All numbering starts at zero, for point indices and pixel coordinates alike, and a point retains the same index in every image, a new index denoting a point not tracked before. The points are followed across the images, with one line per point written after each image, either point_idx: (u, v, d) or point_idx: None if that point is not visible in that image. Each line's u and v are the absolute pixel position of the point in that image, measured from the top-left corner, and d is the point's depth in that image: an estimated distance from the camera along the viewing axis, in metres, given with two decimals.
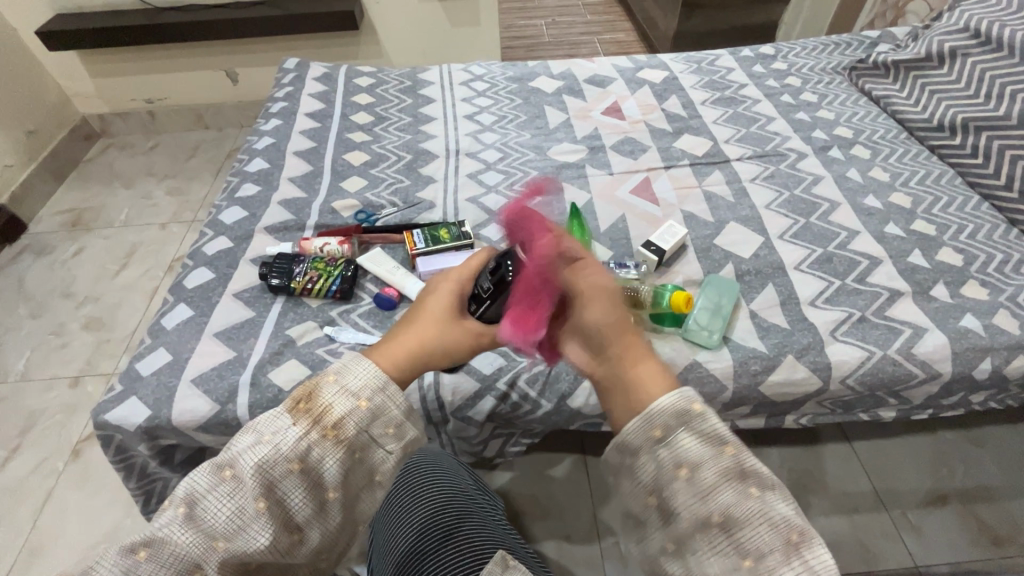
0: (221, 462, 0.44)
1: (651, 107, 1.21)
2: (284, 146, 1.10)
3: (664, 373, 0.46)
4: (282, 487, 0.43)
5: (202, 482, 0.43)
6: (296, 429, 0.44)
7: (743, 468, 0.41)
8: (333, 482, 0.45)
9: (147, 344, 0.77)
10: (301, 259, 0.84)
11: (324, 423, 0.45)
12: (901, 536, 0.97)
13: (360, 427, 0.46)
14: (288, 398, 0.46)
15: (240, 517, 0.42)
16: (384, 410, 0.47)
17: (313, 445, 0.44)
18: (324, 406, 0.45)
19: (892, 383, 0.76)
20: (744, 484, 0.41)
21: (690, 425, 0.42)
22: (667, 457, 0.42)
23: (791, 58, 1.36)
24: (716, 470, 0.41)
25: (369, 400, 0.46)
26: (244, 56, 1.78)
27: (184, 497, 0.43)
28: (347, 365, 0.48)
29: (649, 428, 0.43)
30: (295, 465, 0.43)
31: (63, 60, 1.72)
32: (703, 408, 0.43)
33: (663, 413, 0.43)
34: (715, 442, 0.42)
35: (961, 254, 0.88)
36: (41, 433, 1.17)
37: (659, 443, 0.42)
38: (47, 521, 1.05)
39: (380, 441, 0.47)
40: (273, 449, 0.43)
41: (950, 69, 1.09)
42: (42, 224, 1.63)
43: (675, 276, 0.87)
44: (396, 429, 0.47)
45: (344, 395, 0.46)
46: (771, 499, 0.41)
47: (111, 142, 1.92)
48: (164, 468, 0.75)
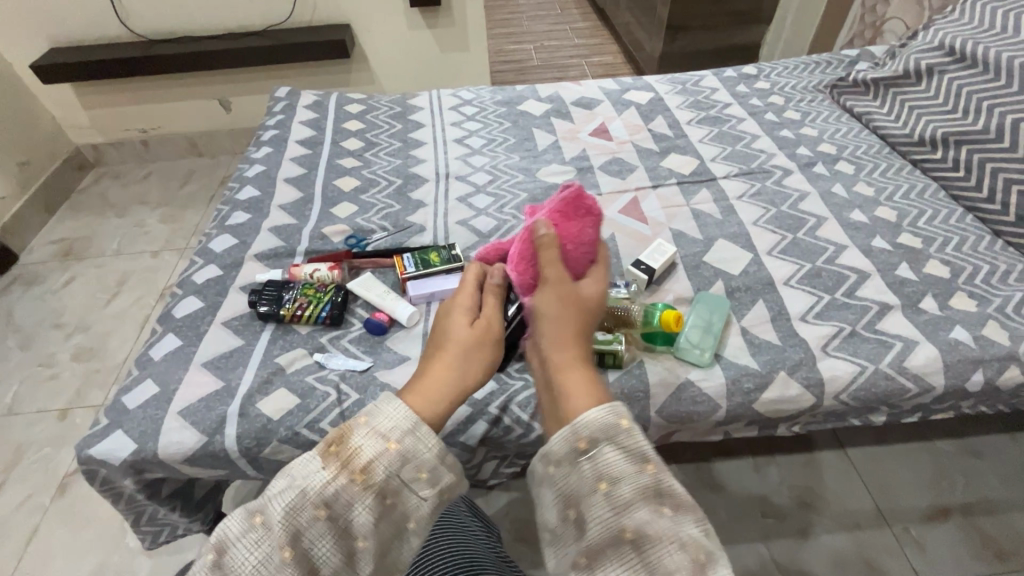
0: (253, 508, 0.46)
1: (638, 127, 1.23)
2: (275, 173, 1.10)
3: (593, 387, 0.50)
4: (308, 536, 0.44)
5: (233, 529, 0.45)
6: (324, 473, 0.45)
7: (659, 489, 0.44)
8: (362, 532, 0.45)
9: (134, 375, 0.76)
10: (291, 285, 0.84)
11: (352, 468, 0.45)
12: (904, 552, 0.96)
13: (389, 472, 0.46)
14: (321, 442, 0.47)
15: (266, 566, 0.43)
16: (414, 454, 0.47)
17: (340, 490, 0.45)
18: (353, 450, 0.46)
19: (885, 397, 0.75)
20: (658, 503, 0.43)
21: (616, 441, 0.45)
22: (589, 470, 0.45)
23: (774, 78, 1.39)
24: (634, 487, 0.43)
25: (398, 442, 0.46)
26: (238, 85, 1.80)
27: (216, 542, 0.44)
28: (378, 405, 0.48)
29: (575, 441, 0.46)
30: (321, 512, 0.44)
31: (56, 91, 1.74)
32: (630, 425, 0.46)
33: (588, 426, 0.46)
34: (636, 459, 0.44)
35: (947, 266, 0.89)
36: (28, 467, 1.15)
37: (583, 458, 0.45)
38: (32, 558, 1.02)
39: (414, 487, 0.47)
40: (300, 493, 0.44)
41: (927, 86, 1.11)
42: (33, 254, 1.63)
43: (666, 294, 0.87)
44: (430, 474, 0.47)
45: (373, 436, 0.46)
46: (681, 521, 0.42)
47: (104, 172, 1.92)
48: (151, 501, 0.73)
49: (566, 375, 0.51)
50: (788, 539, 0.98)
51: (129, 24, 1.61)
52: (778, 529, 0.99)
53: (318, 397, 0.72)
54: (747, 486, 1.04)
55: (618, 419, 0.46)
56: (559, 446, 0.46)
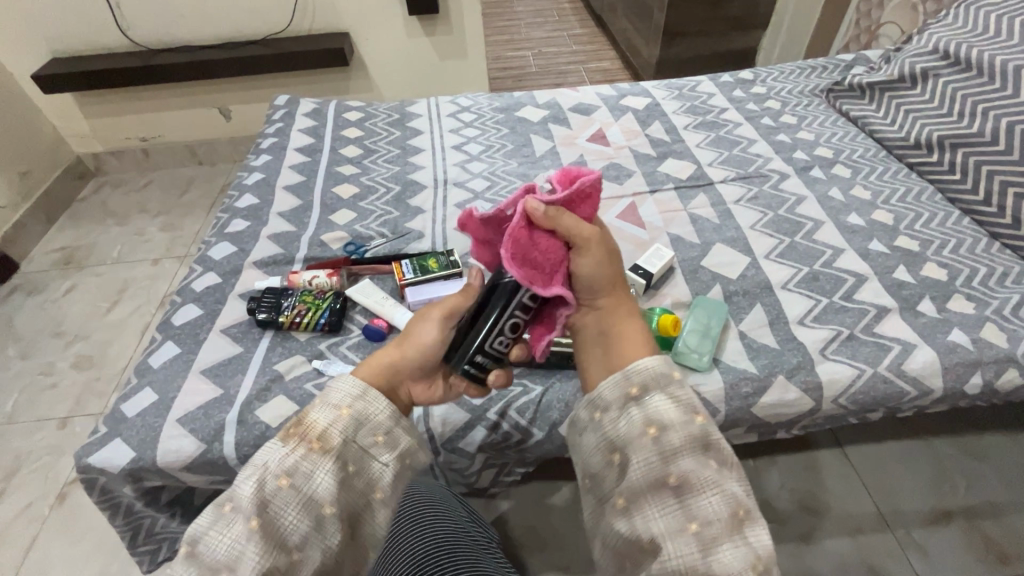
0: (219, 498, 0.46)
1: (635, 133, 1.24)
2: (275, 181, 1.11)
3: (644, 341, 0.52)
4: (274, 506, 0.45)
5: (203, 522, 0.45)
6: (284, 446, 0.47)
7: (706, 441, 0.45)
8: (327, 495, 0.46)
9: (133, 384, 0.76)
10: (289, 292, 0.84)
11: (309, 437, 0.48)
12: (906, 555, 0.95)
13: (346, 435, 0.49)
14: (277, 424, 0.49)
15: (236, 546, 0.43)
16: (369, 418, 0.51)
17: (300, 460, 0.47)
18: (309, 422, 0.48)
19: (884, 401, 0.75)
20: (704, 455, 0.45)
21: (667, 388, 0.47)
22: (637, 414, 0.47)
23: (770, 82, 1.39)
24: (682, 435, 0.45)
25: (350, 408, 0.50)
26: (237, 94, 1.81)
27: (187, 538, 0.45)
28: (331, 381, 0.52)
29: (627, 388, 0.49)
30: (283, 481, 0.46)
31: (58, 101, 1.75)
32: (681, 376, 0.49)
33: (640, 374, 0.49)
34: (687, 409, 0.46)
35: (945, 268, 0.89)
36: (27, 476, 1.15)
37: (632, 403, 0.48)
38: (30, 568, 1.02)
39: (374, 451, 0.50)
40: (262, 469, 0.46)
41: (923, 89, 1.12)
42: (34, 262, 1.63)
43: (664, 298, 0.87)
44: (387, 437, 0.51)
45: (327, 406, 0.50)
46: (726, 476, 0.45)
47: (104, 180, 1.93)
48: (150, 509, 0.73)
49: (622, 325, 0.54)
50: (790, 543, 0.97)
51: (130, 34, 1.63)
52: (779, 533, 0.98)
53: (316, 403, 0.72)
54: (749, 489, 1.04)
55: (670, 370, 0.49)
56: (610, 392, 0.49)
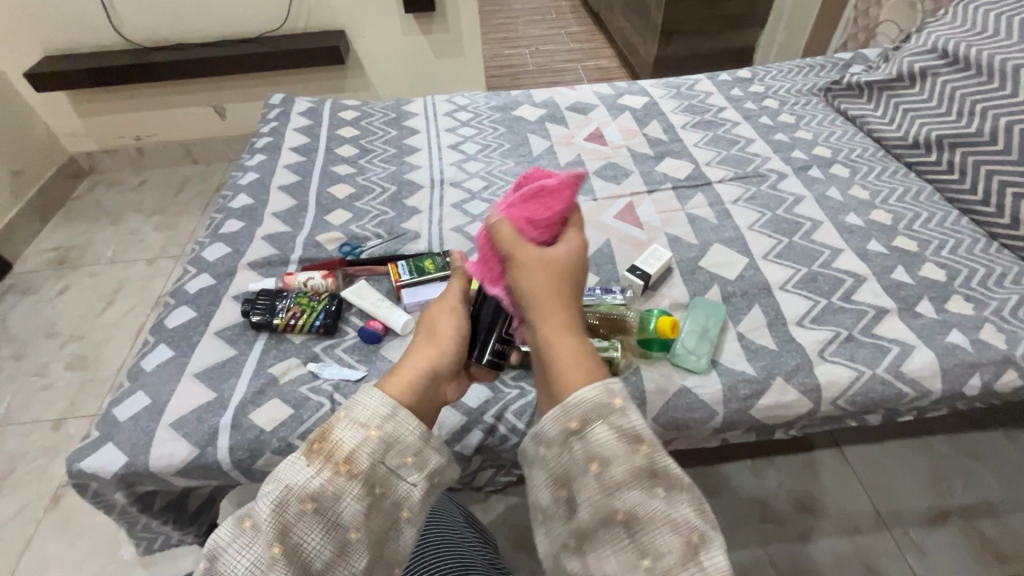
0: (241, 514, 0.45)
1: (632, 132, 1.23)
2: (270, 181, 1.10)
3: (584, 365, 0.49)
4: (297, 531, 0.44)
5: (224, 537, 0.45)
6: (309, 469, 0.45)
7: (652, 470, 0.45)
8: (353, 521, 0.45)
9: (125, 387, 0.75)
10: (284, 294, 0.84)
11: (336, 459, 0.46)
12: (905, 556, 0.95)
13: (374, 459, 0.47)
14: (303, 442, 0.47)
15: (257, 565, 0.43)
16: (398, 439, 0.48)
17: (325, 484, 0.45)
18: (335, 443, 0.46)
19: (882, 402, 0.75)
20: (651, 484, 0.45)
21: (608, 420, 0.46)
22: (580, 451, 0.47)
23: (768, 81, 1.39)
24: (625, 468, 0.45)
25: (378, 430, 0.47)
26: (232, 92, 1.80)
27: (208, 551, 0.45)
28: (355, 398, 0.49)
29: (566, 422, 0.47)
30: (308, 505, 0.44)
31: (50, 100, 1.74)
32: (624, 405, 0.47)
33: (582, 405, 0.47)
34: (629, 441, 0.46)
35: (944, 269, 0.89)
36: (21, 477, 1.14)
37: (574, 438, 0.47)
38: (23, 571, 1.01)
39: (401, 473, 0.48)
40: (285, 489, 0.44)
41: (921, 88, 1.12)
42: (28, 262, 1.62)
43: (662, 299, 0.87)
44: (416, 458, 0.49)
45: (354, 427, 0.47)
46: (675, 501, 0.45)
47: (98, 179, 1.91)
48: (143, 514, 0.72)
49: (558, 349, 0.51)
50: (788, 544, 0.97)
51: (124, 33, 1.61)
52: (777, 534, 0.98)
53: (311, 407, 0.71)
54: (747, 490, 1.03)
55: (611, 399, 0.47)
56: (552, 427, 0.48)
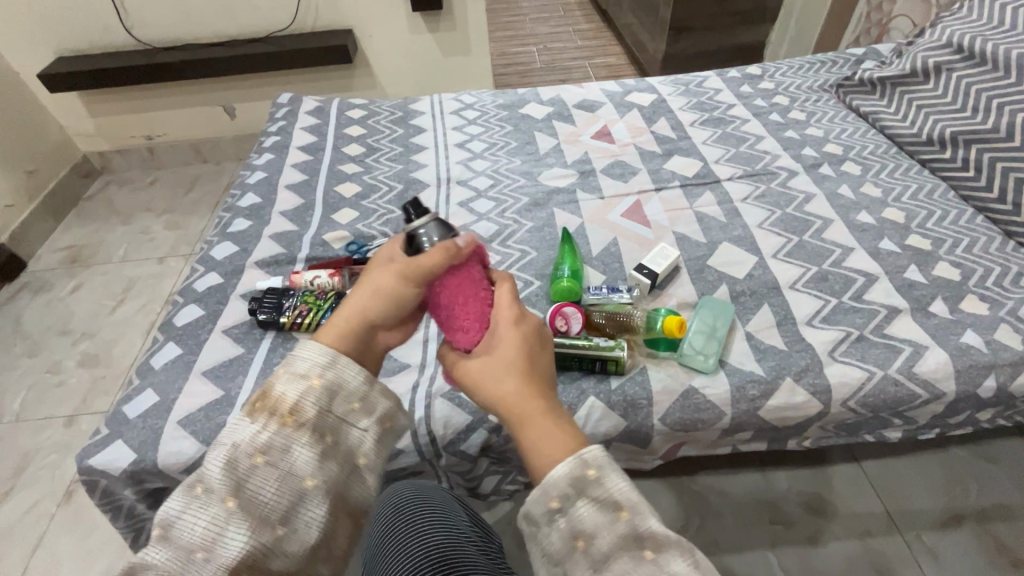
0: (192, 481, 0.48)
1: (640, 129, 1.22)
2: (277, 180, 1.10)
3: (548, 444, 0.44)
4: (250, 484, 0.47)
5: (173, 505, 0.46)
6: (254, 426, 0.48)
7: (638, 534, 0.41)
8: (305, 468, 0.48)
9: (135, 385, 0.76)
10: (291, 293, 0.84)
11: (280, 413, 0.49)
12: (917, 560, 0.94)
13: (319, 407, 0.50)
14: (246, 406, 0.50)
15: (215, 523, 0.45)
16: (343, 387, 0.51)
17: (273, 437, 0.48)
18: (276, 400, 0.49)
19: (894, 404, 0.74)
20: (638, 548, 0.41)
21: (585, 493, 0.42)
22: (564, 526, 0.43)
23: (778, 78, 1.37)
24: (610, 539, 0.41)
25: (320, 378, 0.50)
26: (241, 91, 1.81)
27: (161, 520, 0.46)
28: (297, 353, 0.51)
29: (547, 501, 0.43)
30: (258, 459, 0.48)
31: (64, 101, 1.76)
32: (598, 474, 0.43)
33: (558, 484, 0.43)
34: (609, 508, 0.42)
35: (958, 268, 0.87)
36: (35, 473, 1.15)
37: (557, 515, 0.43)
38: (36, 567, 1.02)
39: (350, 420, 0.51)
40: (234, 449, 0.48)
41: (935, 84, 1.10)
42: (41, 261, 1.64)
43: (669, 299, 0.86)
44: (362, 404, 0.52)
45: (295, 380, 0.50)
46: (667, 560, 0.40)
47: (111, 179, 1.94)
48: (153, 510, 0.73)
49: (525, 436, 0.46)
50: (797, 547, 0.96)
51: (134, 32, 1.62)
52: (786, 536, 0.97)
53: None
54: (756, 491, 1.02)
55: (585, 471, 0.43)
56: (535, 506, 0.43)
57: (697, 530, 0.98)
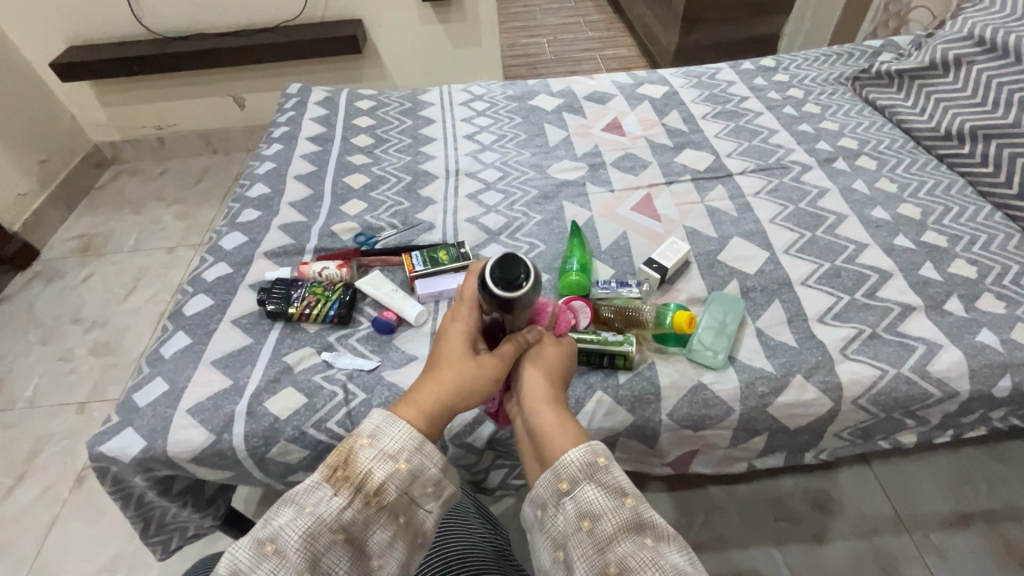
0: (262, 537, 0.44)
1: (651, 122, 1.21)
2: (286, 171, 1.10)
3: (568, 428, 0.50)
4: (326, 560, 0.44)
5: (243, 561, 0.42)
6: (340, 498, 0.45)
7: (640, 521, 0.43)
8: (377, 550, 0.46)
9: (145, 373, 0.76)
10: (299, 284, 0.84)
11: (366, 490, 0.46)
12: (925, 560, 0.93)
13: (400, 490, 0.47)
14: (327, 467, 0.46)
15: None
16: (421, 471, 0.48)
17: (357, 514, 0.45)
18: (364, 473, 0.46)
19: (906, 403, 0.73)
20: (640, 535, 0.42)
21: (594, 478, 0.45)
22: (572, 508, 0.45)
23: (793, 70, 1.35)
24: (614, 522, 0.43)
25: (408, 462, 0.47)
26: (250, 82, 1.81)
27: (226, 573, 0.42)
28: (379, 425, 0.48)
29: (557, 482, 0.47)
30: (339, 535, 0.44)
31: (76, 90, 1.77)
32: (607, 461, 0.46)
33: (569, 467, 0.46)
34: (615, 494, 0.44)
35: (974, 265, 0.85)
36: (48, 459, 1.17)
37: (565, 498, 0.46)
38: (48, 550, 1.04)
39: (420, 500, 0.48)
40: (318, 519, 0.44)
41: (955, 77, 1.07)
42: (54, 249, 1.66)
43: (678, 293, 0.85)
44: (434, 487, 0.49)
45: (383, 459, 0.47)
46: (665, 550, 0.41)
47: (122, 168, 1.95)
48: (162, 497, 0.73)
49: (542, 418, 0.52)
50: (802, 545, 0.95)
51: (144, 21, 1.62)
52: (792, 534, 0.97)
53: (325, 396, 0.71)
54: (761, 488, 1.02)
55: (594, 457, 0.46)
56: (544, 488, 0.47)
57: (702, 526, 0.98)
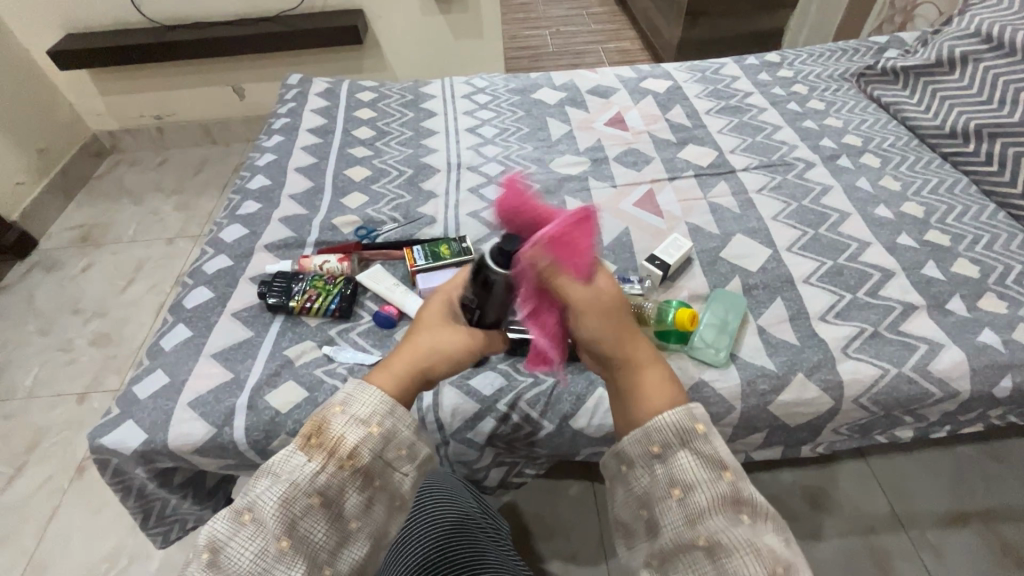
0: (240, 506, 0.45)
1: (654, 117, 1.20)
2: (287, 163, 1.10)
3: (664, 388, 0.48)
4: (303, 524, 0.44)
5: (221, 529, 0.44)
6: (313, 463, 0.45)
7: (737, 498, 0.43)
8: (354, 512, 0.46)
9: (145, 365, 0.76)
10: (300, 277, 0.84)
11: (339, 454, 0.46)
12: (921, 558, 0.93)
13: (373, 453, 0.47)
14: (299, 436, 0.47)
15: (262, 559, 0.43)
16: (395, 434, 0.48)
17: (332, 479, 0.46)
18: (336, 438, 0.46)
19: (906, 402, 0.73)
20: (736, 511, 0.42)
21: (690, 445, 0.45)
22: (662, 474, 0.45)
23: (797, 66, 1.34)
24: (710, 496, 0.42)
25: (380, 425, 0.47)
26: (251, 72, 1.80)
27: (205, 543, 0.43)
28: (351, 393, 0.48)
29: (648, 444, 0.46)
30: (315, 499, 0.45)
31: (74, 78, 1.75)
32: (706, 430, 0.45)
33: (662, 430, 0.45)
34: (714, 466, 0.44)
35: (977, 265, 0.85)
36: (48, 449, 1.17)
37: (656, 461, 0.45)
38: (49, 540, 1.04)
39: (396, 464, 0.49)
40: (292, 485, 0.45)
41: (961, 74, 1.07)
42: (53, 239, 1.65)
43: (680, 290, 0.85)
44: (409, 450, 0.49)
45: (355, 424, 0.47)
46: (762, 529, 0.41)
47: (121, 158, 1.94)
48: (162, 489, 0.73)
49: (636, 379, 0.49)
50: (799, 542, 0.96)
51: (143, 9, 1.60)
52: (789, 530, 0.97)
53: (325, 390, 0.71)
54: (760, 486, 1.02)
55: (693, 424, 0.45)
56: (633, 447, 0.46)
57: None
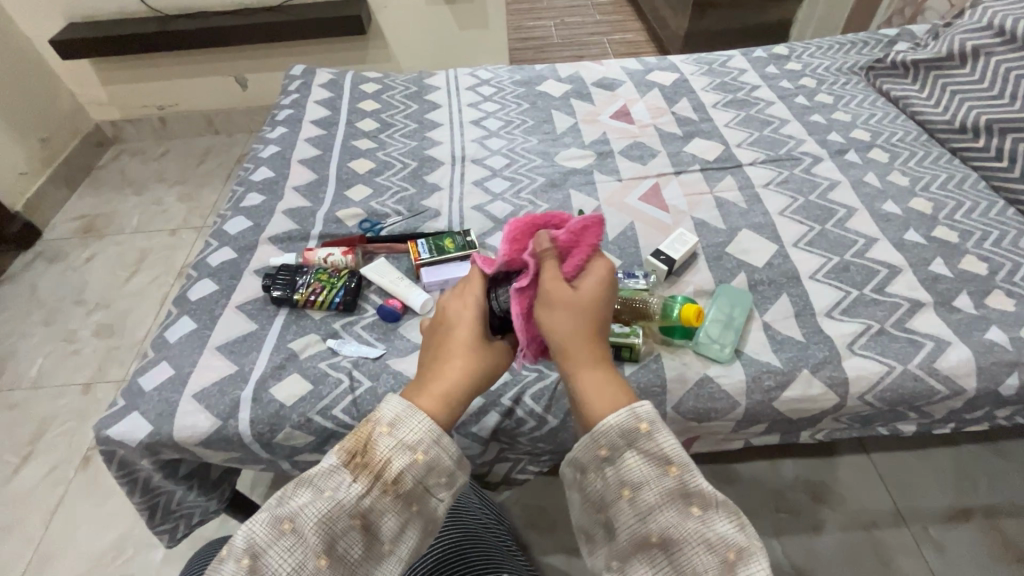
0: (281, 514, 0.45)
1: (660, 110, 1.19)
2: (290, 154, 1.09)
3: (611, 390, 0.49)
4: (342, 543, 0.45)
5: (261, 533, 0.44)
6: (357, 485, 0.45)
7: (685, 491, 0.44)
8: (392, 537, 0.46)
9: (150, 357, 0.76)
10: (304, 270, 0.84)
11: (384, 479, 0.45)
12: (922, 552, 0.94)
13: (417, 481, 0.46)
14: (345, 452, 0.46)
15: (299, 572, 0.43)
16: (439, 461, 0.47)
17: (374, 503, 0.45)
18: (382, 461, 0.45)
19: (912, 399, 0.73)
20: (685, 503, 0.44)
21: (636, 445, 0.46)
22: (612, 477, 0.46)
23: (806, 58, 1.32)
24: (657, 492, 0.44)
25: (425, 453, 0.46)
26: (254, 62, 1.78)
27: (246, 548, 0.44)
28: (398, 415, 0.47)
29: (596, 449, 0.46)
30: (356, 520, 0.45)
31: (76, 68, 1.74)
32: (650, 428, 0.46)
33: (609, 434, 0.46)
34: (659, 463, 0.45)
35: (985, 262, 0.85)
36: (53, 438, 1.18)
37: (605, 464, 0.46)
38: (56, 529, 1.05)
39: (435, 490, 0.47)
40: (335, 504, 0.44)
41: (972, 68, 1.05)
42: (56, 230, 1.65)
43: (685, 286, 0.85)
44: (449, 478, 0.47)
45: (402, 448, 0.46)
46: (711, 519, 0.43)
47: (123, 149, 1.93)
48: (168, 481, 0.74)
49: (583, 381, 0.50)
50: (801, 536, 0.96)
51: None
52: (792, 525, 0.97)
53: (330, 383, 0.71)
54: (763, 480, 1.02)
55: (637, 424, 0.46)
56: (584, 453, 0.47)
57: None
